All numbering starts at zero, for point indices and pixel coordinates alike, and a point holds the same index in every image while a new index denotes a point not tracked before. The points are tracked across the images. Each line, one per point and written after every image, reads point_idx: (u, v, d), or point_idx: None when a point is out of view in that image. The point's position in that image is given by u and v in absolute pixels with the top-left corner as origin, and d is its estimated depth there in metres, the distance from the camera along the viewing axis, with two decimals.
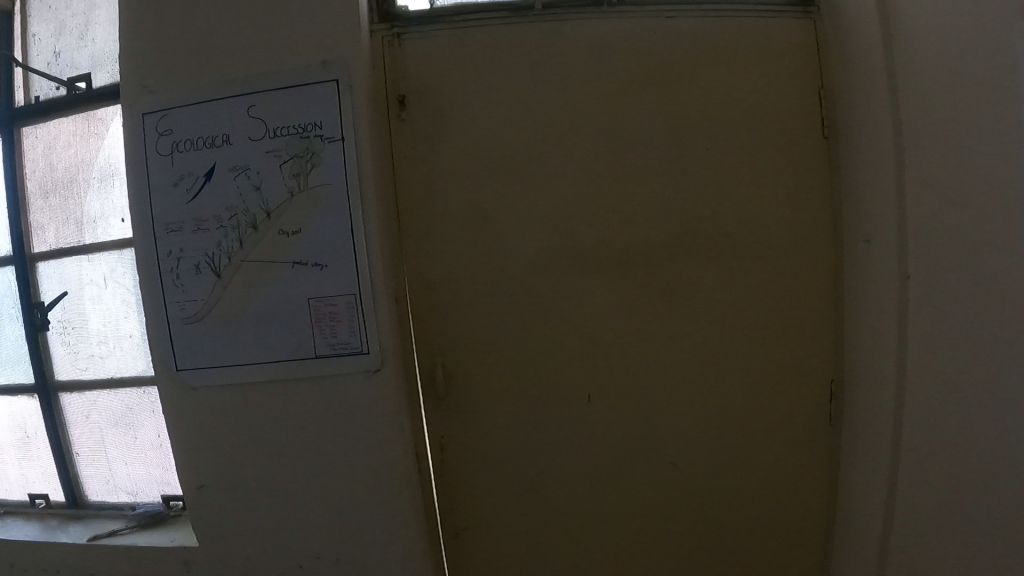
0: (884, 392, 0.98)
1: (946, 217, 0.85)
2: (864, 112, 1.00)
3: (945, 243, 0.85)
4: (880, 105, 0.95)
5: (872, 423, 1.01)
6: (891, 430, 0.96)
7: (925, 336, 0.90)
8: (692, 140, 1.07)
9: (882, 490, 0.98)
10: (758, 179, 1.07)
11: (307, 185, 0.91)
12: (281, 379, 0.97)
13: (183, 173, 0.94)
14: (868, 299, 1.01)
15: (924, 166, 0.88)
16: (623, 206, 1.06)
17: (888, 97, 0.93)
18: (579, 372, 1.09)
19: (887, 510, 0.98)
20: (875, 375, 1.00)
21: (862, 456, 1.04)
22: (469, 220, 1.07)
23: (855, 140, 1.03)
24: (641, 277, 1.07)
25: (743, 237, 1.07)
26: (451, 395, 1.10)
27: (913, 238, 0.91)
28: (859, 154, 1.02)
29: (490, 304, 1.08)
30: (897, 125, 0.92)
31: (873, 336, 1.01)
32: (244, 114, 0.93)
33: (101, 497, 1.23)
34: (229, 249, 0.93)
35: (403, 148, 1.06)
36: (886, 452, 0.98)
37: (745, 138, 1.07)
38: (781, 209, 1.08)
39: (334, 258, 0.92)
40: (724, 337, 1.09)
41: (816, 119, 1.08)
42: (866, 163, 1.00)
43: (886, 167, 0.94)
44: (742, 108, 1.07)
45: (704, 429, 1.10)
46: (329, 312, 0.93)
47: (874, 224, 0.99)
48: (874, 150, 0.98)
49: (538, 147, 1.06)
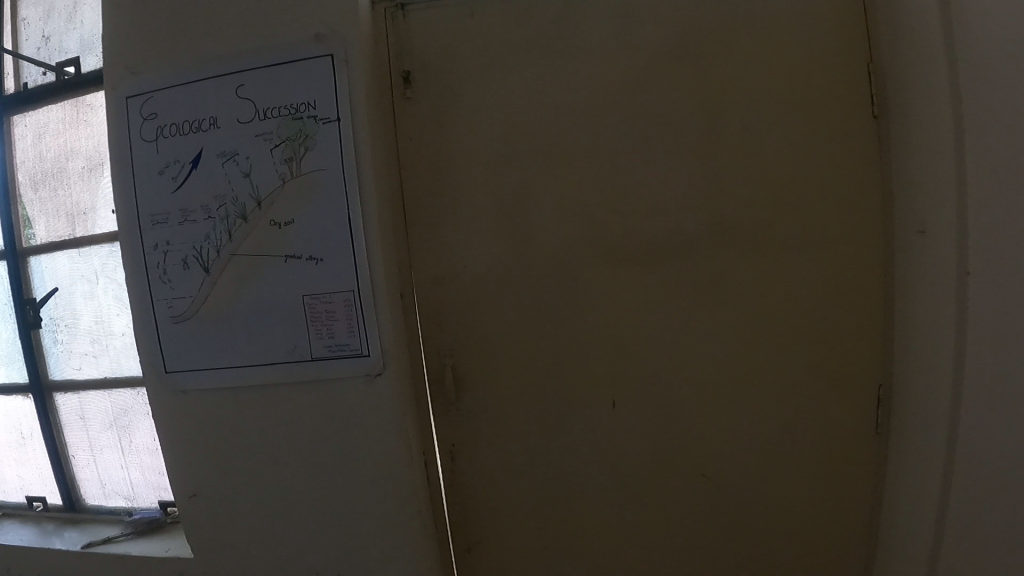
0: (937, 406, 0.84)
1: (1009, 203, 0.72)
2: (919, 80, 0.85)
3: (1008, 234, 0.72)
4: (937, 71, 0.81)
5: (924, 441, 0.87)
6: (943, 450, 0.83)
7: (986, 343, 0.77)
8: (724, 118, 0.95)
9: (934, 517, 0.85)
10: (797, 161, 0.95)
11: (300, 171, 0.83)
12: (276, 382, 0.89)
13: (168, 160, 0.87)
14: (921, 298, 0.88)
15: (988, 142, 0.75)
16: (646, 193, 0.96)
17: (947, 61, 0.79)
18: (598, 376, 1.00)
19: (937, 540, 0.85)
20: (927, 388, 0.87)
21: (910, 477, 0.91)
22: (478, 209, 0.98)
23: (908, 113, 0.88)
24: (670, 271, 0.96)
25: (783, 227, 0.95)
26: (460, 399, 1.01)
27: (974, 228, 0.77)
28: (914, 130, 0.87)
29: (501, 301, 0.99)
30: (957, 95, 0.78)
31: (925, 343, 0.87)
32: (233, 95, 0.84)
33: (98, 501, 1.18)
34: (218, 241, 0.85)
35: (409, 132, 0.98)
36: (937, 476, 0.85)
37: (781, 116, 0.95)
38: (823, 196, 0.94)
39: (330, 251, 0.83)
40: (758, 339, 0.97)
41: (865, 90, 0.93)
42: (921, 141, 0.86)
43: (944, 145, 0.80)
44: (779, 81, 0.95)
45: (739, 438, 0.99)
46: (326, 310, 0.85)
47: (929, 211, 0.84)
48: (929, 125, 0.83)
49: (553, 129, 0.96)
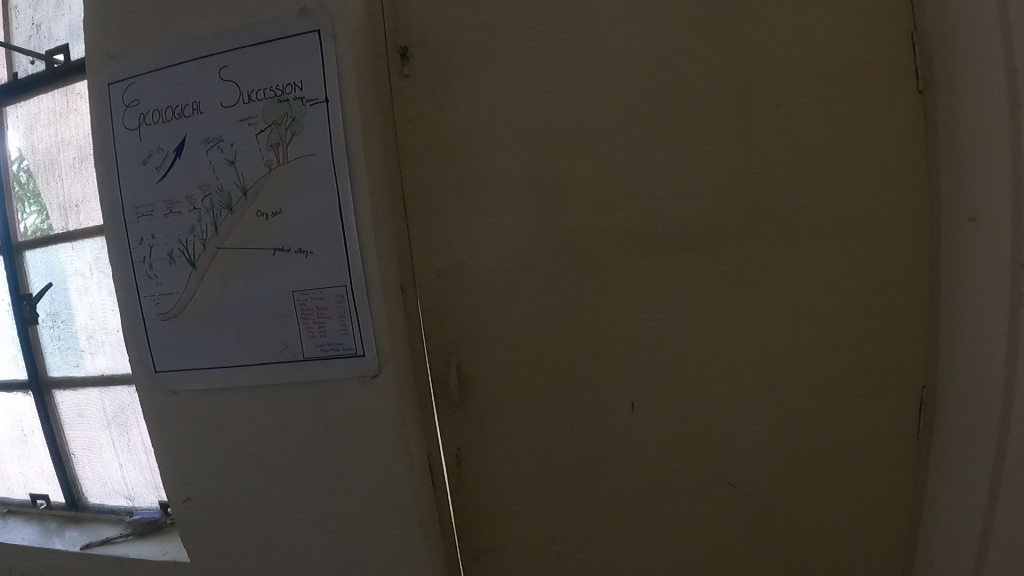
0: (986, 416, 0.75)
1: None
2: (969, 47, 0.75)
3: None
4: (989, 36, 0.71)
5: (971, 452, 0.78)
6: (991, 464, 0.74)
7: None
8: (750, 94, 0.86)
9: (979, 538, 0.76)
10: (831, 141, 0.85)
11: (287, 157, 0.77)
12: (268, 384, 0.84)
13: (152, 148, 0.82)
14: (970, 293, 0.78)
15: None
16: (663, 178, 0.88)
17: (1000, 25, 0.69)
18: (611, 377, 0.93)
19: (982, 564, 0.76)
20: (976, 394, 0.77)
21: (954, 491, 0.82)
22: (482, 198, 0.91)
23: (957, 86, 0.78)
24: (689, 263, 0.89)
25: (816, 214, 0.86)
26: (466, 400, 0.96)
27: None
28: (964, 104, 0.77)
29: (506, 297, 0.92)
30: (1013, 63, 0.68)
31: (974, 343, 0.78)
32: (215, 77, 0.79)
33: (100, 500, 1.16)
34: (203, 234, 0.80)
35: (410, 117, 0.92)
36: (981, 492, 0.76)
37: (813, 90, 0.85)
38: (860, 179, 0.85)
39: (320, 243, 0.77)
40: (787, 338, 0.89)
41: (911, 60, 0.83)
42: (972, 117, 0.76)
43: (996, 119, 0.70)
44: (813, 51, 0.85)
45: (765, 444, 0.91)
46: (317, 308, 0.79)
47: (981, 196, 0.75)
48: (980, 97, 0.73)
49: (561, 110, 0.89)
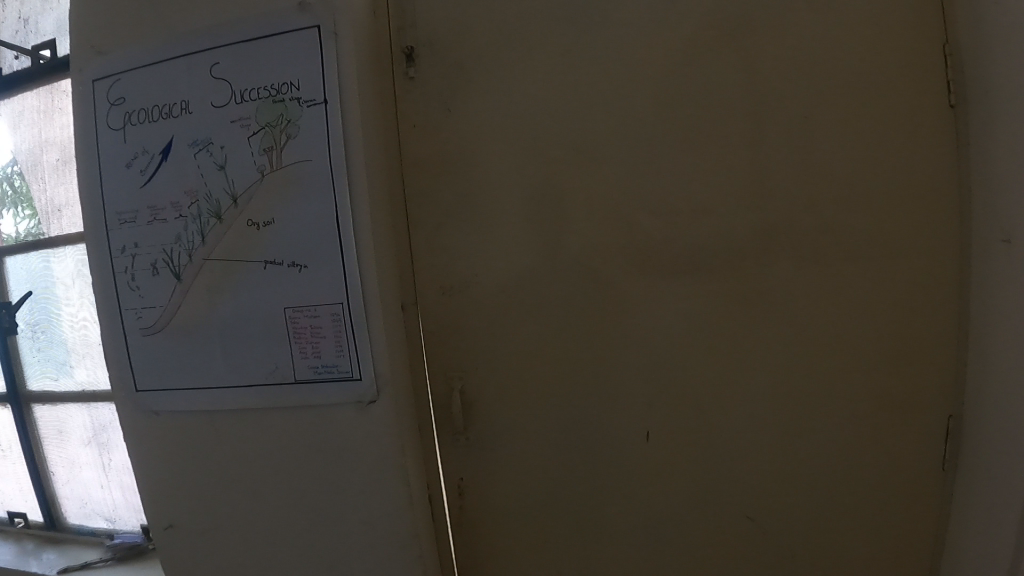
0: (1016, 457, 0.68)
1: None
2: (1003, 54, 0.69)
3: None
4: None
5: (999, 495, 0.71)
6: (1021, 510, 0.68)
7: None
8: (781, 104, 0.80)
9: None
10: (869, 156, 0.79)
11: (282, 161, 0.70)
12: (257, 408, 0.77)
13: (137, 150, 0.76)
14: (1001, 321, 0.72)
15: None
16: (685, 193, 0.82)
17: None
18: (622, 402, 0.86)
19: None
20: (1004, 431, 0.71)
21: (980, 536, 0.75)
22: (489, 212, 0.85)
23: (994, 96, 0.72)
24: (710, 283, 0.82)
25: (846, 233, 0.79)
26: (470, 426, 0.89)
27: None
28: (999, 115, 0.71)
29: (515, 317, 0.86)
30: None
31: (1004, 376, 0.71)
32: (207, 75, 0.73)
33: (80, 521, 1.09)
34: (188, 244, 0.73)
35: (414, 122, 0.86)
36: (1013, 540, 0.69)
37: (850, 100, 0.79)
38: (893, 196, 0.79)
39: (315, 257, 0.70)
40: (817, 367, 0.82)
41: (943, 68, 0.77)
42: (1007, 130, 0.69)
43: None
44: (851, 59, 0.79)
45: (789, 479, 0.84)
46: (311, 326, 0.72)
47: (1014, 216, 0.68)
48: (1015, 108, 0.67)
49: (577, 119, 0.83)
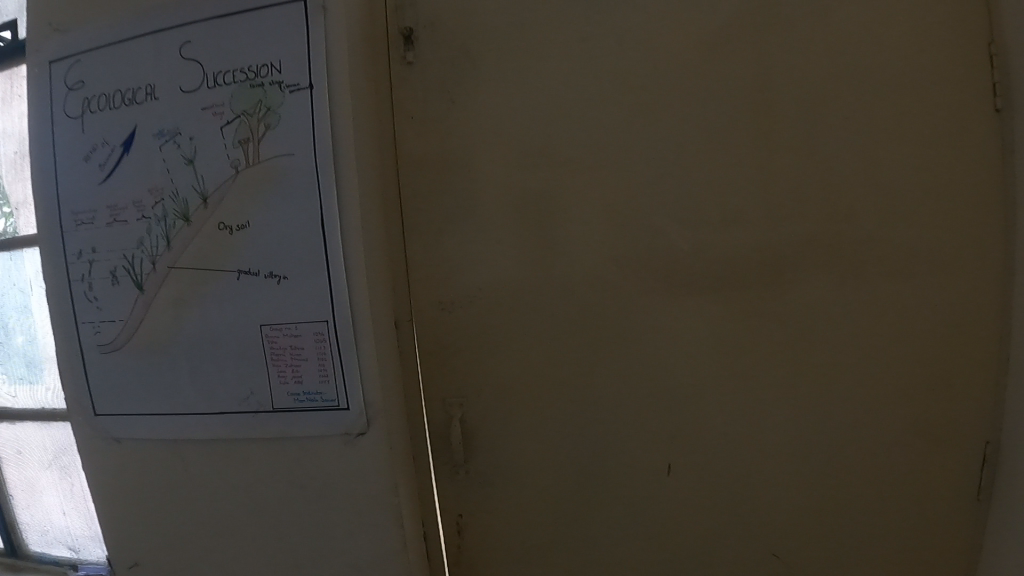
0: None
1: None
2: None
3: None
4: None
5: None
6: None
7: None
8: (841, 97, 0.68)
9: None
10: (946, 161, 0.67)
11: (258, 155, 0.60)
12: (229, 438, 0.67)
13: (97, 142, 0.66)
14: None
15: None
16: (722, 200, 0.71)
17: None
18: (645, 434, 0.77)
19: None
20: None
21: None
22: (496, 219, 0.74)
23: None
24: (746, 302, 0.72)
25: (895, 247, 0.68)
26: (471, 458, 0.80)
27: None
28: None
29: (524, 338, 0.76)
30: None
31: None
32: (175, 55, 0.63)
33: (42, 549, 1.00)
34: (152, 250, 0.64)
35: (412, 114, 0.75)
36: None
37: (925, 93, 0.67)
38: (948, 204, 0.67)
39: (296, 267, 0.61)
40: (869, 402, 0.72)
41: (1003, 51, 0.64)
42: None
43: None
44: (929, 45, 0.66)
45: (831, 523, 0.74)
46: (290, 348, 0.62)
47: None
48: None
49: (599, 115, 0.72)
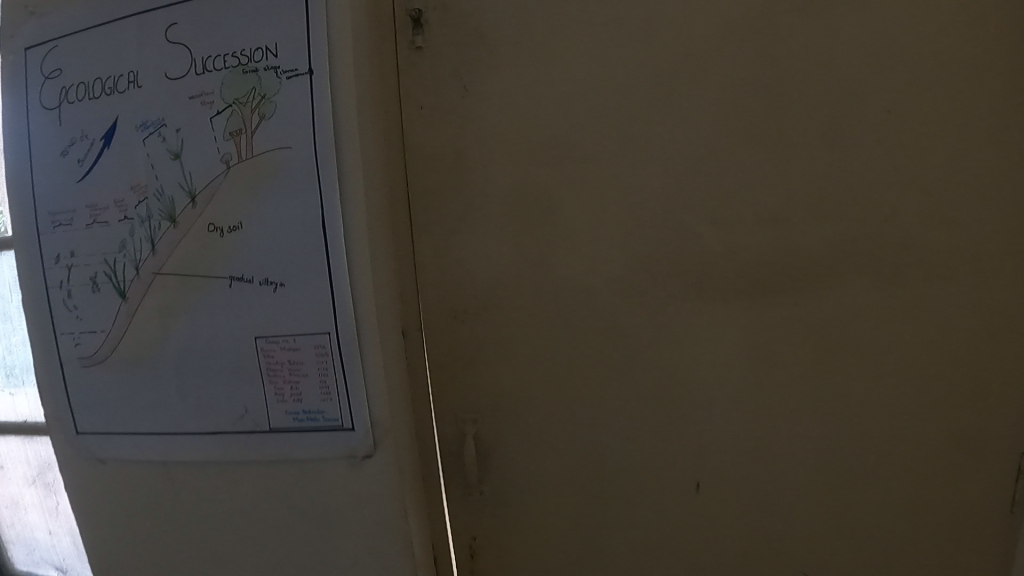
0: None
1: None
2: None
3: None
4: None
5: None
6: None
7: None
8: (900, 84, 0.61)
9: None
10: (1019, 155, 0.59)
11: (252, 149, 0.54)
12: (222, 461, 0.61)
13: (76, 136, 0.60)
14: None
15: None
16: (763, 199, 0.64)
17: None
18: (673, 452, 0.71)
19: None
20: None
21: None
22: (513, 220, 0.68)
23: None
24: (786, 310, 0.66)
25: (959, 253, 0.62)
26: (485, 478, 0.74)
27: None
28: None
29: (543, 349, 0.70)
30: None
31: None
32: (160, 38, 0.57)
33: (28, 568, 0.94)
34: (135, 255, 0.58)
35: (422, 106, 0.69)
36: None
37: (996, 79, 0.59)
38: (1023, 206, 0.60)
39: (293, 274, 0.54)
40: (921, 421, 0.65)
41: None
42: None
43: None
44: (1007, 22, 0.58)
45: (874, 550, 0.68)
46: (288, 362, 0.56)
47: None
48: None
49: (627, 105, 0.65)
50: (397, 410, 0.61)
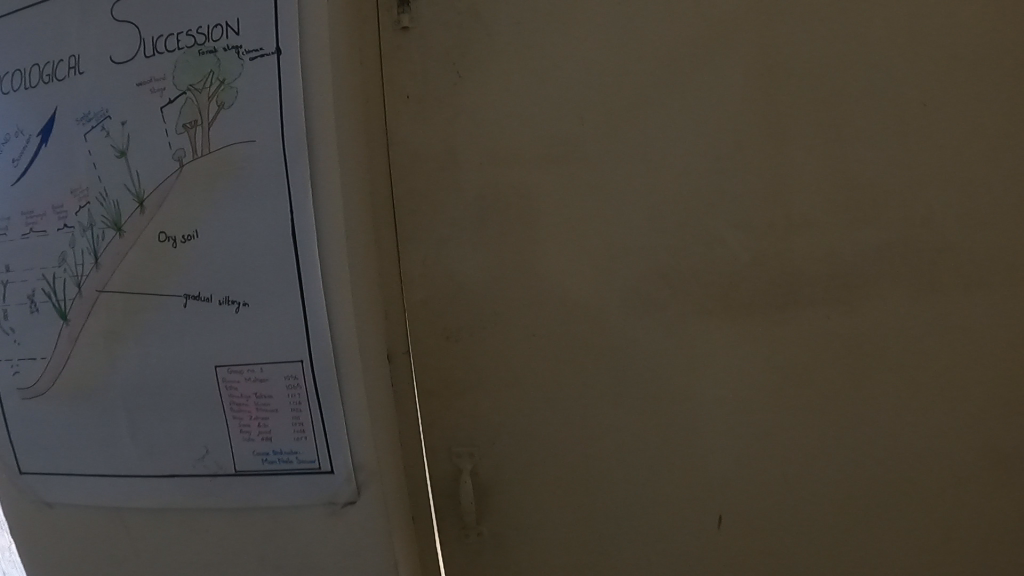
0: None
1: None
2: None
3: None
4: None
5: None
6: None
7: None
8: (954, 73, 0.55)
9: None
10: None
11: (209, 144, 0.45)
12: (180, 507, 0.53)
13: (8, 131, 0.50)
14: None
15: None
16: (804, 200, 0.57)
17: None
18: (698, 485, 0.63)
19: None
20: None
21: None
22: (516, 227, 0.59)
23: None
24: (826, 324, 0.59)
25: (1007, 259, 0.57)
26: (484, 517, 0.65)
27: None
28: None
29: (551, 373, 0.61)
30: None
31: None
32: (103, 16, 0.48)
33: None
34: (77, 269, 0.49)
35: (408, 93, 0.58)
36: None
37: None
38: None
39: (259, 291, 0.46)
40: (962, 440, 0.61)
41: None
42: None
43: None
44: None
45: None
46: (255, 395, 0.48)
47: None
48: None
49: (647, 93, 0.57)
50: (381, 450, 0.52)
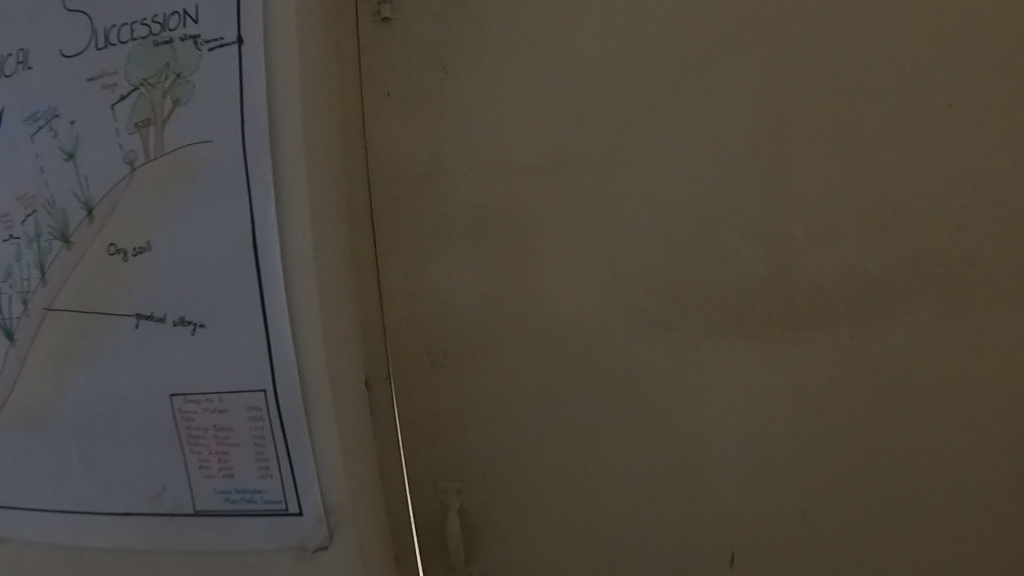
0: None
1: None
2: None
3: None
4: None
5: None
6: None
7: None
8: (992, 71, 0.50)
9: None
10: None
11: (163, 145, 0.41)
12: (135, 549, 0.47)
13: None
14: None
15: None
16: (827, 210, 0.52)
17: None
18: (708, 523, 0.57)
19: None
20: None
21: None
22: (508, 239, 0.54)
23: None
24: (850, 347, 0.53)
25: None
26: (473, 557, 0.59)
27: None
28: None
29: (546, 399, 0.56)
30: None
31: None
32: (55, 5, 0.43)
33: None
34: (23, 285, 0.44)
35: (389, 91, 0.53)
36: None
37: None
38: None
39: (218, 311, 0.41)
40: (1000, 477, 0.55)
41: None
42: None
43: None
44: None
45: None
46: (213, 426, 0.43)
47: None
48: None
49: (651, 92, 0.52)
50: (356, 489, 0.47)
